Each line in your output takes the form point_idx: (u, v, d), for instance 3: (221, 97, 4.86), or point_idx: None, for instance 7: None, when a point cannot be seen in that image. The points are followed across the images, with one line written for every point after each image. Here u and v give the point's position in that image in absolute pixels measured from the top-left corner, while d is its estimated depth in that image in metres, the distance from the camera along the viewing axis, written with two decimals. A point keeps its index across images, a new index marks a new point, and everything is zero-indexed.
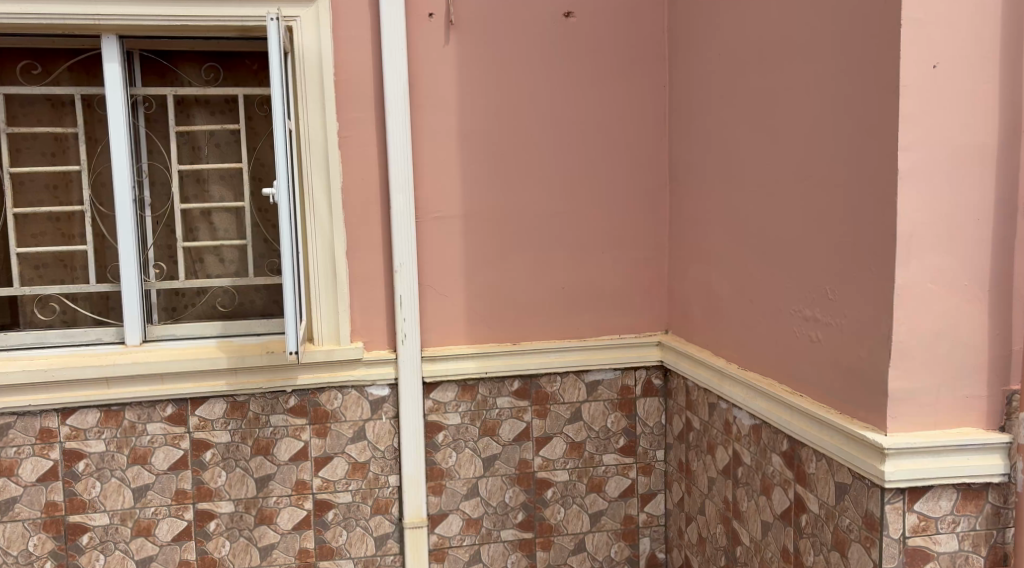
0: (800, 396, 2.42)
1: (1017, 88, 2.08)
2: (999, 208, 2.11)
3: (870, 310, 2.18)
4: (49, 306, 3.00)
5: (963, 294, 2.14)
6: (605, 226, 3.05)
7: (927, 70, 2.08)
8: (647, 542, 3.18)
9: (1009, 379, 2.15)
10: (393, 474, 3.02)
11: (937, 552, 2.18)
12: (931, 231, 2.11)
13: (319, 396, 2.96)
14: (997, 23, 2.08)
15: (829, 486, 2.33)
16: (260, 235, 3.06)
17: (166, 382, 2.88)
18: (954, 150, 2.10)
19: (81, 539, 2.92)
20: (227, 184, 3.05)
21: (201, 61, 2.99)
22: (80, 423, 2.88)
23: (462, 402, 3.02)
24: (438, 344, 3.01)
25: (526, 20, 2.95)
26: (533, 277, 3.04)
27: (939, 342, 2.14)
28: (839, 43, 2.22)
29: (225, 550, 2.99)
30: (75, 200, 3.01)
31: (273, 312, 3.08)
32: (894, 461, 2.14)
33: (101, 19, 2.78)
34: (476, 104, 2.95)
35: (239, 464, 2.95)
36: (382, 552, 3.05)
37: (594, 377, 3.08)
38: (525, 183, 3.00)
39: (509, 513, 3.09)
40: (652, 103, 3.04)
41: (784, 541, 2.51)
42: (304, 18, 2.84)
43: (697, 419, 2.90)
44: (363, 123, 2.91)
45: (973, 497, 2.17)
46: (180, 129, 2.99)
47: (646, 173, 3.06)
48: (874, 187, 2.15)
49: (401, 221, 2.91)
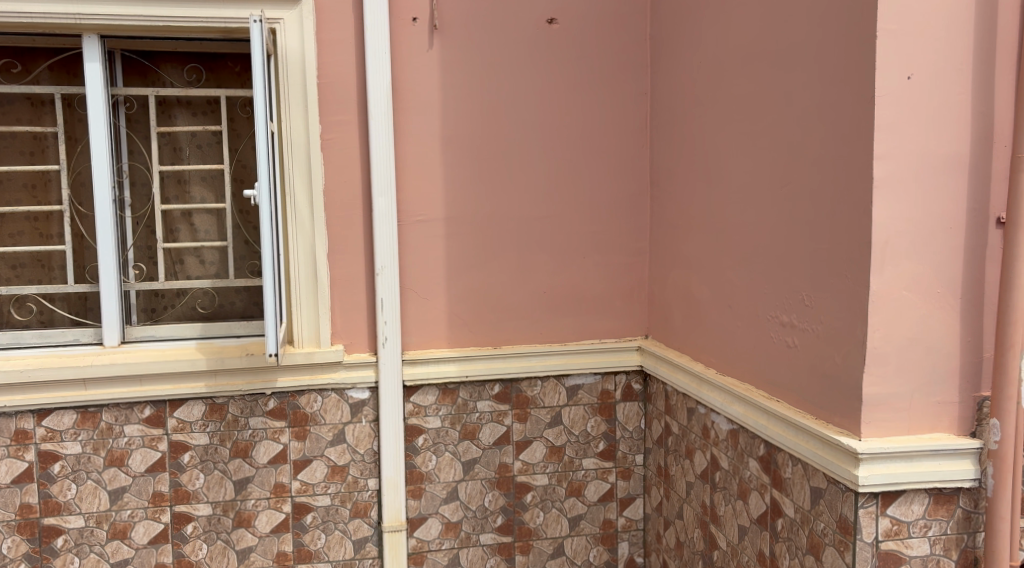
0: (777, 401, 2.45)
1: (988, 100, 2.14)
2: (971, 217, 2.16)
3: (846, 316, 2.23)
4: (25, 305, 2.97)
5: (936, 301, 2.18)
6: (586, 232, 3.08)
7: (902, 81, 2.12)
8: (625, 546, 3.20)
9: (979, 384, 2.20)
10: (372, 477, 3.02)
11: (908, 556, 2.22)
12: (906, 239, 2.16)
13: (299, 398, 2.95)
14: (970, 36, 2.13)
15: (804, 490, 2.36)
16: (241, 238, 3.05)
17: (145, 383, 2.87)
18: (928, 159, 2.15)
19: (55, 542, 2.89)
20: (208, 185, 3.04)
21: (183, 62, 2.98)
22: (56, 424, 2.85)
23: (442, 406, 3.03)
24: (418, 347, 3.02)
25: (510, 25, 2.98)
26: (514, 281, 3.06)
27: (913, 348, 2.19)
28: (817, 53, 2.27)
29: (202, 553, 2.97)
30: (53, 199, 2.98)
31: (254, 314, 3.07)
32: (869, 466, 2.17)
33: (83, 19, 2.77)
34: (459, 108, 2.97)
35: (218, 467, 2.94)
36: (361, 556, 3.04)
37: (574, 381, 3.11)
38: (507, 188, 3.02)
39: (489, 516, 3.10)
40: (633, 111, 3.07)
41: (760, 545, 2.54)
42: (287, 20, 2.84)
43: (676, 424, 2.93)
44: (344, 126, 2.91)
45: (945, 501, 2.22)
46: (161, 129, 2.98)
47: (626, 179, 3.09)
48: (851, 195, 2.19)
49: (383, 224, 2.92)
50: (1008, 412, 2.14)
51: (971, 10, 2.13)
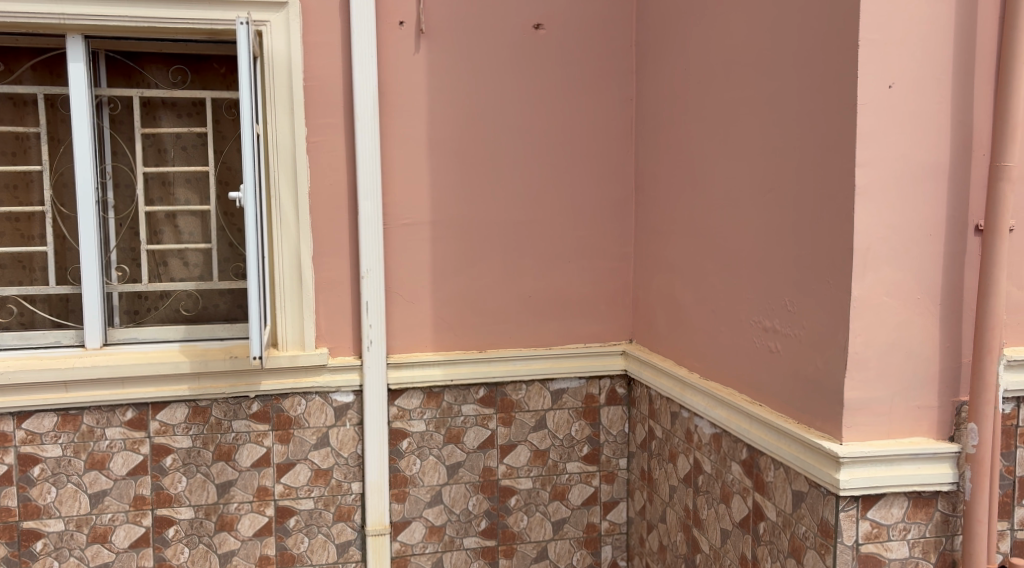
0: (760, 405, 2.48)
1: (967, 110, 2.18)
2: (950, 224, 2.20)
3: (828, 320, 2.25)
4: (5, 307, 2.95)
5: (916, 307, 2.22)
6: (570, 237, 3.10)
7: (884, 90, 2.15)
8: (609, 550, 3.22)
9: (958, 389, 2.24)
10: (356, 481, 3.01)
11: (888, 559, 2.25)
12: (888, 246, 2.19)
13: (283, 401, 2.94)
14: (949, 46, 2.17)
15: (786, 493, 2.39)
16: (225, 240, 3.05)
17: (127, 386, 2.85)
18: (909, 167, 2.18)
19: (35, 545, 2.87)
20: (193, 187, 3.03)
21: (168, 63, 2.97)
22: (36, 427, 2.83)
23: (426, 409, 3.03)
24: (403, 351, 3.02)
25: (496, 30, 2.99)
26: (499, 286, 3.07)
27: (893, 353, 2.22)
28: (802, 62, 2.30)
29: (183, 557, 2.95)
30: (35, 200, 2.96)
31: (237, 316, 3.07)
32: (850, 469, 2.20)
33: (67, 19, 2.75)
34: (445, 113, 2.98)
35: (200, 470, 2.93)
36: (344, 559, 3.03)
37: (558, 385, 3.12)
38: (493, 192, 3.03)
39: (473, 520, 3.11)
40: (618, 117, 3.10)
41: (742, 548, 2.56)
42: (274, 23, 2.84)
43: (660, 427, 2.96)
44: (329, 129, 2.91)
45: (924, 505, 2.25)
46: (146, 130, 2.97)
47: (611, 184, 3.11)
48: (833, 202, 2.22)
49: (368, 228, 2.92)
50: (985, 416, 2.18)
51: (951, 21, 2.16)
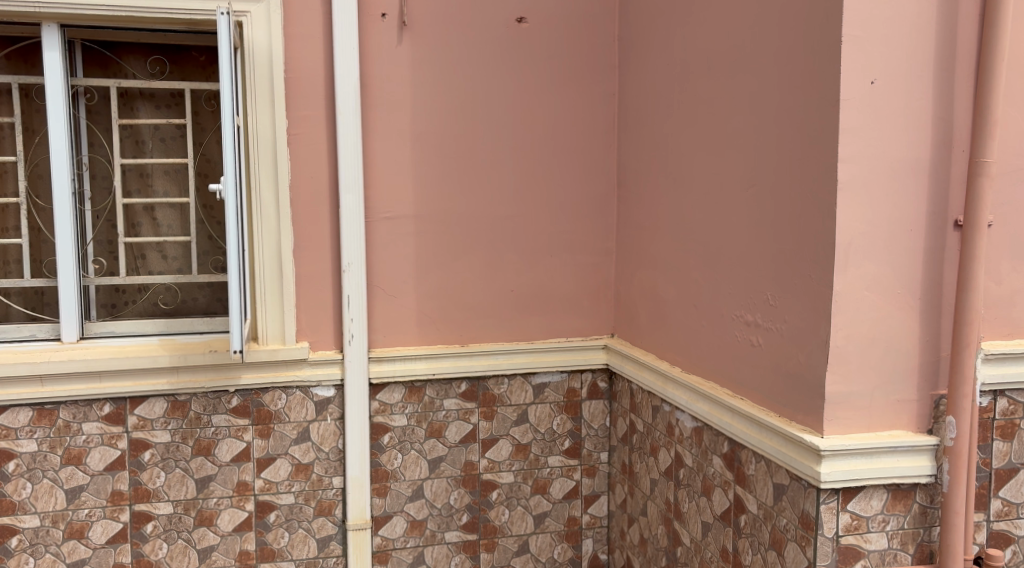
0: (742, 399, 2.49)
1: (947, 106, 2.20)
2: (929, 220, 2.22)
3: (809, 315, 2.27)
4: None
5: (897, 302, 2.23)
6: (551, 231, 3.10)
7: (866, 86, 2.16)
8: (590, 542, 3.23)
9: (936, 383, 2.26)
10: (337, 475, 3.00)
11: (867, 550, 2.27)
12: (869, 242, 2.20)
13: (263, 396, 2.92)
14: (930, 43, 2.18)
15: (767, 486, 2.40)
16: (205, 233, 3.02)
17: (104, 380, 2.82)
18: (890, 163, 2.20)
19: (9, 541, 2.83)
20: (171, 179, 3.00)
21: (146, 53, 2.93)
22: (11, 422, 2.79)
23: (408, 404, 3.03)
24: (384, 345, 3.01)
25: (480, 24, 2.99)
26: (479, 281, 3.06)
27: (874, 348, 2.23)
28: (784, 58, 2.31)
29: (162, 552, 2.93)
30: (10, 191, 2.92)
31: (217, 310, 3.04)
32: (831, 462, 2.21)
33: (42, 7, 2.70)
34: (428, 106, 2.97)
35: (179, 465, 2.90)
36: (325, 554, 3.02)
37: (540, 379, 3.12)
38: (475, 186, 3.03)
39: (454, 514, 3.11)
40: (600, 111, 3.10)
41: (723, 541, 2.58)
42: (254, 14, 2.80)
43: (641, 421, 2.97)
44: (310, 121, 2.89)
45: (902, 496, 2.27)
46: (123, 122, 2.93)
47: (593, 178, 3.12)
48: (815, 197, 2.23)
49: (349, 221, 2.90)
50: (963, 409, 2.20)
51: (932, 19, 2.18)
